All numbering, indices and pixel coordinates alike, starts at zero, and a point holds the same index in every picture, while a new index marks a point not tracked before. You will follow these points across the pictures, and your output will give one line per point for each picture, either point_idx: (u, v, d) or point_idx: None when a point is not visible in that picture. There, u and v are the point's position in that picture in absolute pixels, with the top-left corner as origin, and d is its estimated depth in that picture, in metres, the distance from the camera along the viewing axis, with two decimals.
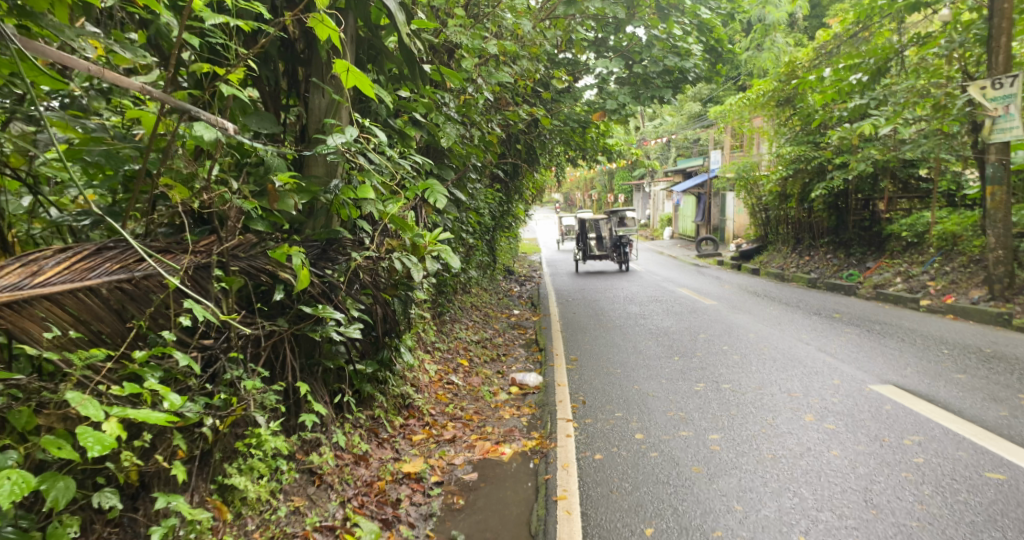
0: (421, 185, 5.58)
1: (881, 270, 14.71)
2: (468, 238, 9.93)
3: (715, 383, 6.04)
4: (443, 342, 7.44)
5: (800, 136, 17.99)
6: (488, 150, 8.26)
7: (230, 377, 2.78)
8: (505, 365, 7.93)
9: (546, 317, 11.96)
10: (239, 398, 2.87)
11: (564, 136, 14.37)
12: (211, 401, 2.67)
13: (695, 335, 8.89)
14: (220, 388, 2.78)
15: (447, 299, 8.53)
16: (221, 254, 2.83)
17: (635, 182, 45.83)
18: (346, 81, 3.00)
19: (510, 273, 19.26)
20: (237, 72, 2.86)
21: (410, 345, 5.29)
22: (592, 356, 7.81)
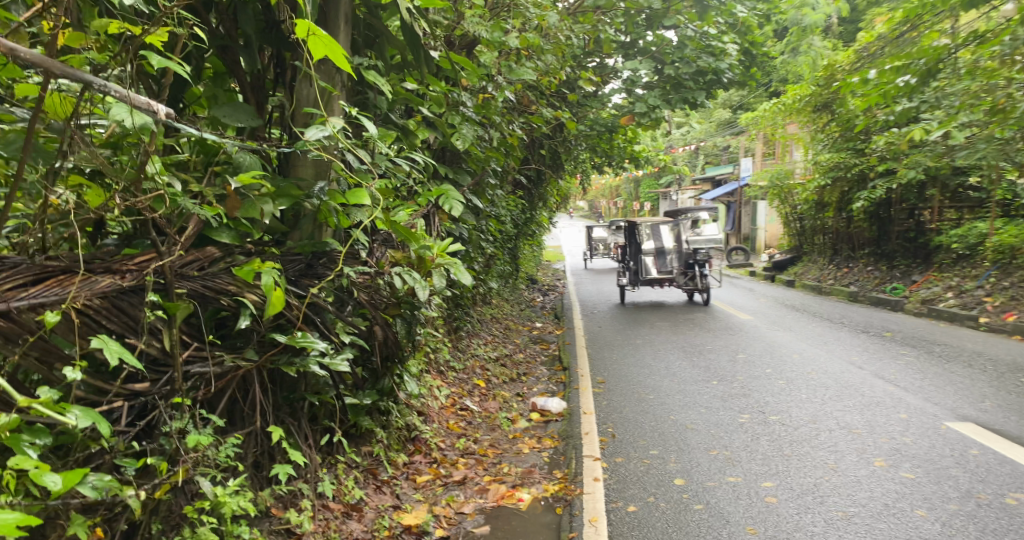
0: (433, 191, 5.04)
1: (929, 285, 13.99)
2: (486, 247, 9.38)
3: (762, 415, 5.40)
4: (457, 361, 6.84)
5: (839, 143, 17.23)
6: (509, 154, 7.70)
7: (169, 429, 2.28)
8: (525, 386, 7.31)
9: (570, 331, 11.32)
10: (180, 457, 2.32)
11: (591, 142, 13.80)
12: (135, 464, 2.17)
13: (733, 355, 8.25)
14: (154, 447, 2.28)
15: (463, 313, 7.97)
16: (163, 272, 2.26)
17: (662, 191, 45.21)
18: (312, 49, 2.42)
19: (533, 283, 18.68)
20: (158, 33, 2.29)
21: (417, 369, 4.70)
22: (622, 378, 7.19)
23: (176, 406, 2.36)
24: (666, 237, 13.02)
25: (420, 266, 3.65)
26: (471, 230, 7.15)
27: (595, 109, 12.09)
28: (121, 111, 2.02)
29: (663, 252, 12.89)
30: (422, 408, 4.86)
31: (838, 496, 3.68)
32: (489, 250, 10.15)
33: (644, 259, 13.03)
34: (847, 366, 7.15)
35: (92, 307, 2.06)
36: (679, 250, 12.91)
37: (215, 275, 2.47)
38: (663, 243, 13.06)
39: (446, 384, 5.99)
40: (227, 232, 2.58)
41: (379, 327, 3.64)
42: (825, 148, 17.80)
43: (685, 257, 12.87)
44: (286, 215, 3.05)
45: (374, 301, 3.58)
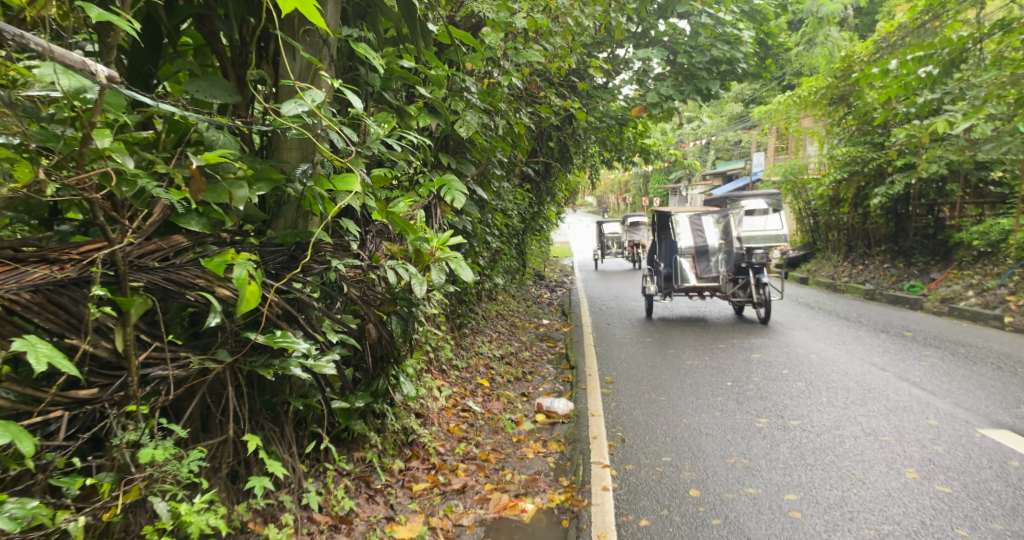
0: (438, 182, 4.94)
1: (949, 283, 13.71)
2: (491, 242, 9.13)
3: (781, 421, 5.12)
4: (459, 360, 6.58)
5: (855, 138, 16.89)
6: (516, 143, 7.44)
7: (119, 442, 2.06)
8: (530, 385, 7.05)
9: (577, 328, 11.03)
10: (135, 472, 2.09)
11: (600, 135, 13.51)
12: (74, 484, 1.96)
13: (748, 354, 7.97)
14: (103, 465, 2.06)
15: (466, 310, 7.72)
16: (112, 264, 2.03)
17: (672, 187, 44.88)
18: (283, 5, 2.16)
19: (540, 279, 18.43)
20: None
21: (415, 370, 4.45)
22: (632, 378, 6.91)
23: (131, 414, 2.13)
24: (708, 234, 10.78)
25: (417, 260, 3.44)
26: (475, 223, 6.91)
27: (606, 101, 11.82)
28: (54, 73, 1.89)
29: (704, 252, 10.73)
30: (419, 409, 4.61)
31: (868, 512, 3.40)
32: (495, 244, 9.90)
33: (680, 262, 10.85)
34: (868, 368, 6.87)
35: (21, 302, 1.84)
36: (726, 249, 10.74)
37: (182, 265, 2.21)
38: (705, 242, 10.78)
39: (448, 385, 5.73)
40: (197, 219, 2.30)
41: (373, 325, 3.39)
42: (841, 142, 17.47)
43: (732, 258, 10.79)
44: (267, 203, 2.78)
45: (368, 297, 3.33)
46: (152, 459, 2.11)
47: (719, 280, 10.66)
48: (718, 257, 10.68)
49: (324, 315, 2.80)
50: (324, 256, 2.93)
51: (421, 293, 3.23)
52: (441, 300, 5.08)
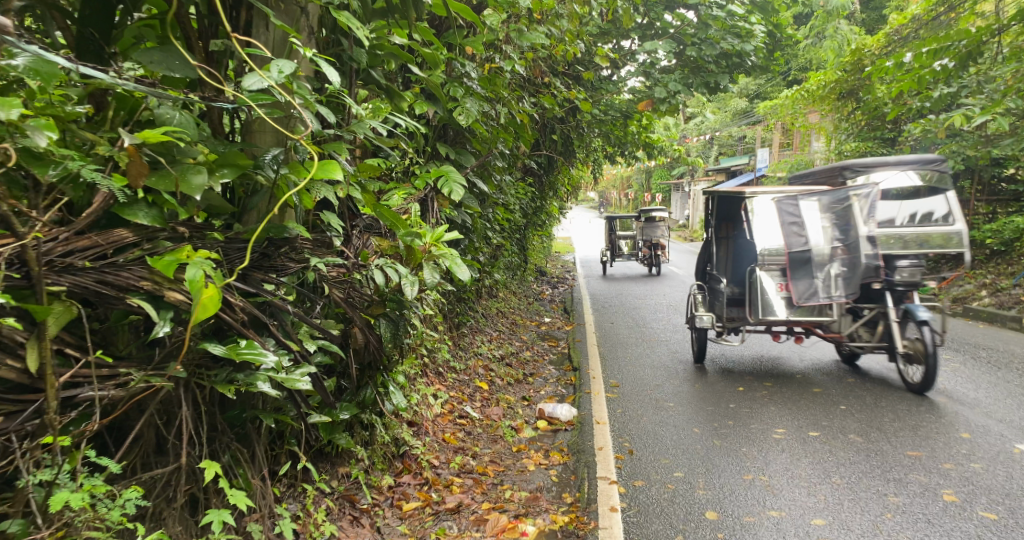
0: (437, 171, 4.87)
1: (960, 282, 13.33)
2: (492, 238, 8.81)
3: (800, 430, 4.83)
4: (457, 362, 6.25)
5: (864, 134, 16.61)
6: (518, 134, 7.10)
7: (27, 483, 1.73)
8: (531, 388, 6.71)
9: (580, 327, 10.70)
10: (50, 519, 1.79)
11: (604, 128, 13.16)
12: None
13: (759, 356, 7.70)
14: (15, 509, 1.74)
15: (464, 309, 7.41)
16: (18, 264, 1.70)
17: (675, 183, 44.52)
18: None
19: (541, 275, 18.12)
20: None
21: (407, 375, 4.12)
22: (639, 381, 6.60)
23: (48, 447, 1.81)
24: (815, 227, 5.81)
25: (410, 258, 3.16)
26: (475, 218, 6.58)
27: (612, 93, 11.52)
28: None
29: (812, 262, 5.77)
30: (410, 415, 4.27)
31: None
32: (495, 240, 9.59)
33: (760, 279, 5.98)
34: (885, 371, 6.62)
35: None
36: (849, 255, 5.67)
37: (126, 264, 1.89)
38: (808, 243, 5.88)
39: (443, 388, 5.39)
40: (147, 212, 1.95)
41: (361, 331, 3.05)
42: (849, 138, 17.20)
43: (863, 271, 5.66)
44: (235, 193, 2.41)
45: (358, 298, 2.99)
46: (67, 505, 1.79)
47: (832, 312, 5.81)
48: (829, 270, 5.73)
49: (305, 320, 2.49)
50: (304, 251, 2.60)
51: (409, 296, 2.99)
52: (436, 300, 4.75)
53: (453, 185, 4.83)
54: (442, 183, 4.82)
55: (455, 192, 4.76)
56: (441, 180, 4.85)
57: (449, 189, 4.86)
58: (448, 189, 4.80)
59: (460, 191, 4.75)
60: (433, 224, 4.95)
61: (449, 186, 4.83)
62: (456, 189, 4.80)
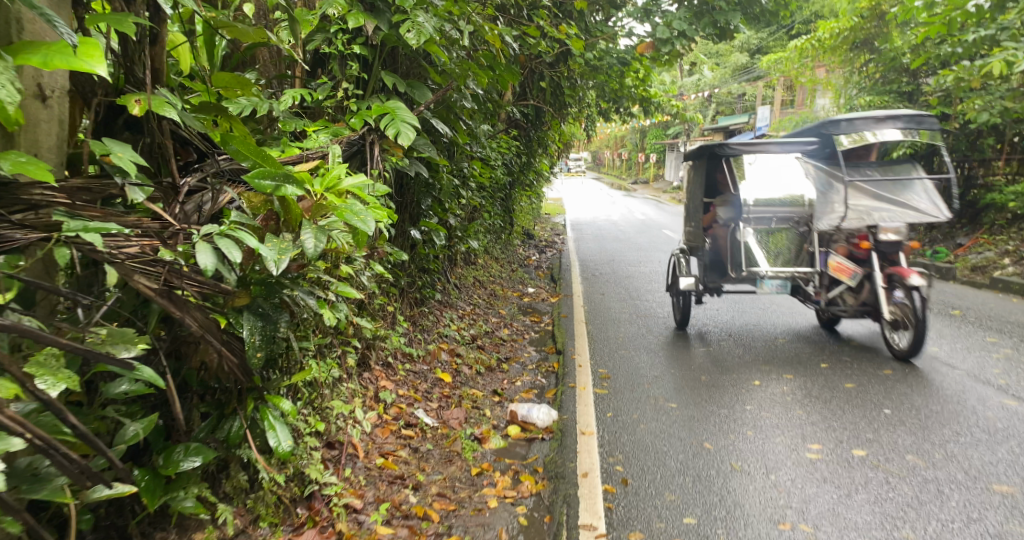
0: (376, 109, 3.78)
1: (979, 249, 13.16)
2: (465, 196, 7.73)
3: (844, 448, 3.81)
4: (412, 349, 5.14)
5: (878, 88, 15.62)
6: (494, 70, 5.96)
7: None
8: (505, 380, 5.64)
9: (566, 300, 9.61)
10: None
11: (599, 78, 11.99)
12: None
13: (772, 339, 6.68)
14: None
15: (426, 283, 6.35)
16: None
17: (669, 143, 43.39)
18: None
19: (528, 239, 17.05)
20: None
21: (318, 382, 3.02)
22: (633, 374, 5.55)
23: None
24: None
25: (283, 215, 2.26)
26: (439, 172, 5.51)
27: (611, 37, 10.43)
28: None
29: None
30: (326, 436, 3.15)
31: None
32: (470, 200, 8.51)
33: None
34: (926, 360, 5.66)
35: None
36: None
37: None
38: None
39: (390, 389, 4.28)
40: None
41: (201, 336, 1.93)
42: (860, 94, 16.26)
43: None
44: None
45: (198, 281, 1.88)
46: None
47: None
48: None
49: (45, 339, 1.40)
50: (57, 209, 1.68)
51: (274, 271, 2.08)
52: (369, 276, 3.64)
53: (399, 126, 3.79)
54: (383, 124, 3.78)
55: (404, 135, 3.76)
56: (385, 121, 3.82)
57: (393, 131, 3.79)
58: (394, 130, 3.75)
59: (410, 134, 3.78)
60: (374, 177, 3.91)
61: (394, 125, 3.76)
62: (403, 131, 3.78)
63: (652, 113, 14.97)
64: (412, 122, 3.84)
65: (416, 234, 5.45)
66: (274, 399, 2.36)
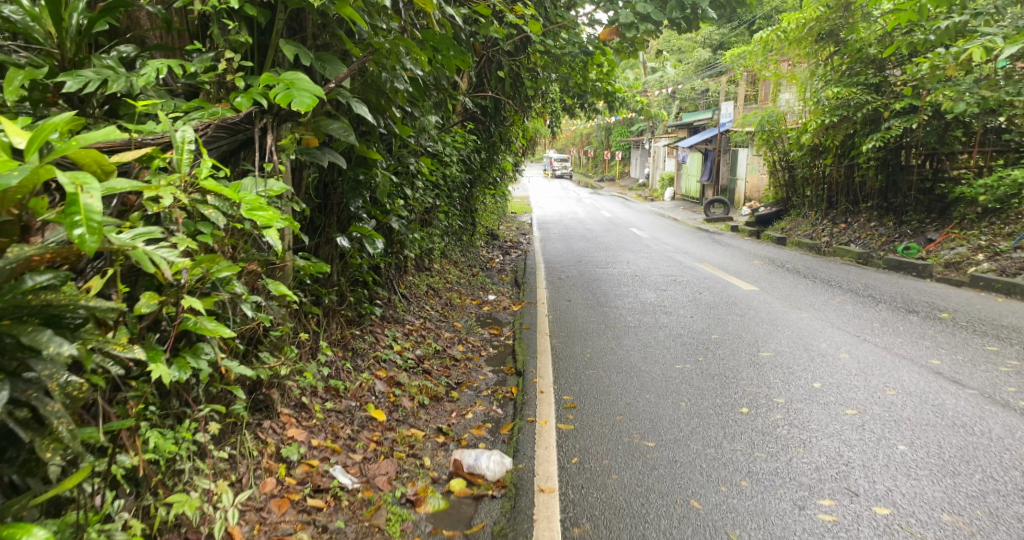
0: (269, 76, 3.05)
1: (951, 245, 12.72)
2: (410, 196, 6.97)
3: (862, 506, 3.13)
4: (338, 382, 4.33)
5: (845, 80, 15.19)
6: (437, 52, 5.20)
7: None
8: (454, 412, 4.83)
9: (529, 308, 8.81)
10: None
11: (559, 69, 11.31)
12: None
13: (754, 354, 5.97)
14: None
15: (363, 298, 5.55)
16: None
17: (634, 141, 42.99)
18: None
19: (492, 239, 16.29)
20: None
21: (164, 461, 2.54)
22: (603, 401, 4.79)
23: None
24: None
25: None
26: (372, 170, 4.72)
27: (573, 24, 9.71)
28: None
29: None
30: (182, 529, 2.55)
31: None
32: (420, 202, 7.73)
33: None
34: (929, 376, 4.99)
35: None
36: None
37: None
38: None
39: (302, 440, 3.46)
40: None
41: None
42: (826, 87, 15.88)
43: None
44: None
45: None
46: None
47: None
48: None
49: None
50: None
51: None
52: (245, 303, 2.84)
53: (293, 90, 3.01)
54: (273, 88, 3.02)
55: (301, 101, 2.98)
56: (276, 87, 3.05)
57: (286, 97, 3.02)
58: (285, 94, 2.97)
59: (309, 100, 3.01)
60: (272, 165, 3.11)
61: (285, 88, 2.99)
62: (299, 96, 3.00)
63: (617, 108, 14.29)
64: (312, 87, 3.06)
65: (345, 242, 4.64)
66: (13, 534, 1.87)
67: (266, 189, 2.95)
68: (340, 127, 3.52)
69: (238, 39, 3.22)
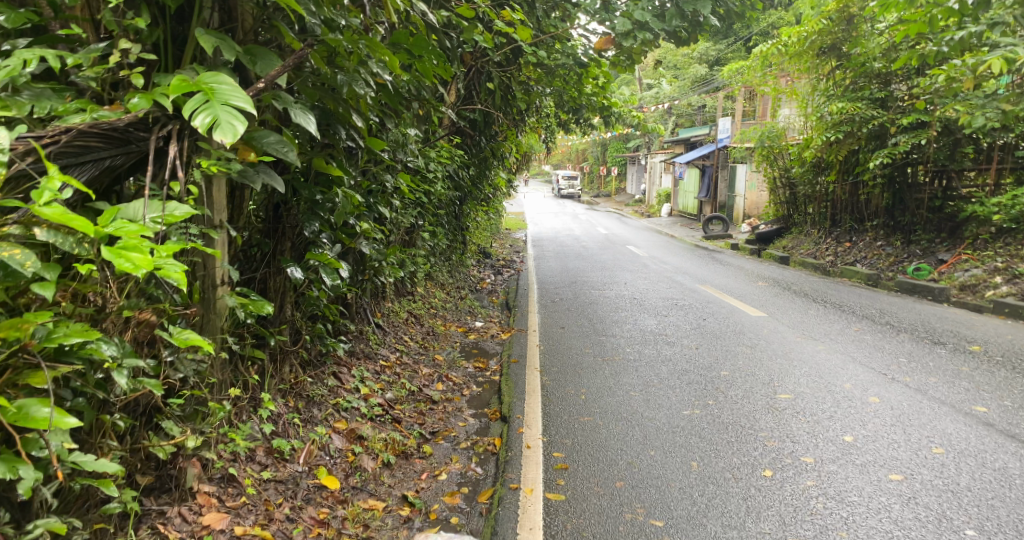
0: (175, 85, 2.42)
1: (964, 266, 12.08)
2: (384, 217, 6.31)
3: None
4: (283, 446, 3.67)
5: (848, 95, 14.63)
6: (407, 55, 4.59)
7: None
8: (424, 474, 4.16)
9: (519, 336, 8.14)
10: None
11: (552, 81, 10.69)
12: None
13: (771, 396, 5.30)
14: None
15: (324, 334, 4.90)
16: None
17: (630, 157, 42.55)
18: None
19: (485, 257, 15.64)
20: None
21: None
22: (601, 460, 4.13)
23: None
24: None
25: None
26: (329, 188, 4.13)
27: (566, 34, 9.13)
28: None
29: None
30: None
31: None
32: (399, 223, 7.09)
33: None
34: (978, 428, 4.29)
35: None
36: None
37: None
38: None
39: (220, 530, 2.81)
40: None
41: None
42: (828, 101, 15.34)
43: None
44: None
45: None
46: None
47: None
48: None
49: None
50: None
51: None
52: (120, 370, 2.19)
53: (217, 111, 2.42)
54: (190, 107, 2.41)
55: (228, 128, 2.40)
56: (193, 102, 2.44)
57: (208, 118, 2.42)
58: (208, 118, 2.38)
59: (239, 126, 2.44)
60: (181, 189, 2.50)
61: (207, 110, 2.39)
62: (226, 120, 2.42)
63: (613, 124, 13.72)
64: (240, 106, 2.49)
65: (297, 272, 4.05)
66: None
67: (166, 218, 2.32)
68: (277, 141, 3.02)
69: (144, 36, 2.61)
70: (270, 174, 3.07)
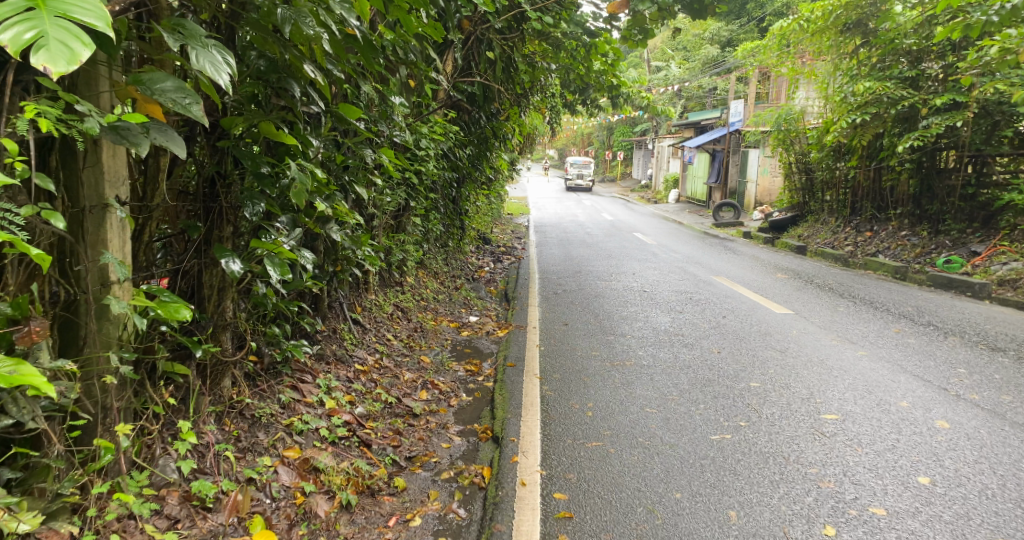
0: None
1: (1001, 259, 11.14)
2: (360, 199, 5.47)
3: None
4: (202, 493, 2.89)
5: (875, 74, 13.65)
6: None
7: None
8: (390, 518, 3.37)
9: (518, 333, 7.30)
10: None
11: (557, 53, 9.76)
12: None
13: (814, 415, 4.46)
14: None
15: (280, 339, 4.12)
16: None
17: (637, 141, 41.46)
18: None
19: (484, 243, 14.77)
20: None
21: None
22: (615, 506, 3.33)
23: None
24: None
25: None
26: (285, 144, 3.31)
27: None
28: None
29: None
30: None
31: None
32: (383, 205, 6.27)
33: None
34: None
35: None
36: None
37: None
38: None
39: None
40: None
41: None
42: (851, 81, 14.35)
43: None
44: None
45: None
46: None
47: None
48: None
49: None
50: None
51: None
52: None
53: (47, 27, 1.68)
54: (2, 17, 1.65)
55: (60, 53, 1.67)
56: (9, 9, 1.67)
57: (31, 35, 1.67)
58: (29, 38, 1.64)
59: (80, 51, 1.70)
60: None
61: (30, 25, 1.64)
62: (57, 40, 1.68)
63: (622, 104, 12.80)
64: (86, 20, 1.72)
65: (235, 265, 3.31)
66: None
67: None
68: (176, 88, 2.24)
69: None
70: (167, 133, 2.28)
